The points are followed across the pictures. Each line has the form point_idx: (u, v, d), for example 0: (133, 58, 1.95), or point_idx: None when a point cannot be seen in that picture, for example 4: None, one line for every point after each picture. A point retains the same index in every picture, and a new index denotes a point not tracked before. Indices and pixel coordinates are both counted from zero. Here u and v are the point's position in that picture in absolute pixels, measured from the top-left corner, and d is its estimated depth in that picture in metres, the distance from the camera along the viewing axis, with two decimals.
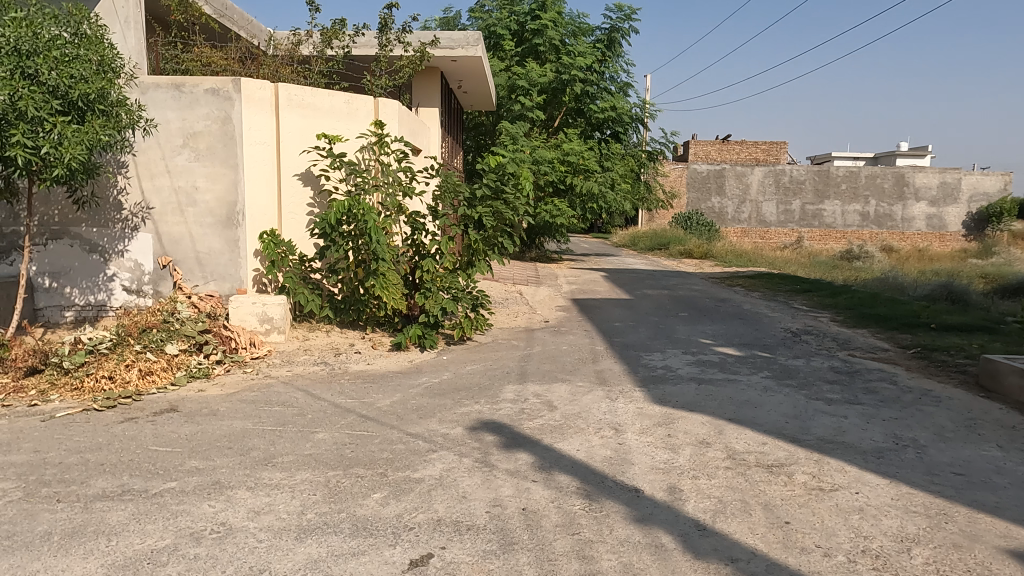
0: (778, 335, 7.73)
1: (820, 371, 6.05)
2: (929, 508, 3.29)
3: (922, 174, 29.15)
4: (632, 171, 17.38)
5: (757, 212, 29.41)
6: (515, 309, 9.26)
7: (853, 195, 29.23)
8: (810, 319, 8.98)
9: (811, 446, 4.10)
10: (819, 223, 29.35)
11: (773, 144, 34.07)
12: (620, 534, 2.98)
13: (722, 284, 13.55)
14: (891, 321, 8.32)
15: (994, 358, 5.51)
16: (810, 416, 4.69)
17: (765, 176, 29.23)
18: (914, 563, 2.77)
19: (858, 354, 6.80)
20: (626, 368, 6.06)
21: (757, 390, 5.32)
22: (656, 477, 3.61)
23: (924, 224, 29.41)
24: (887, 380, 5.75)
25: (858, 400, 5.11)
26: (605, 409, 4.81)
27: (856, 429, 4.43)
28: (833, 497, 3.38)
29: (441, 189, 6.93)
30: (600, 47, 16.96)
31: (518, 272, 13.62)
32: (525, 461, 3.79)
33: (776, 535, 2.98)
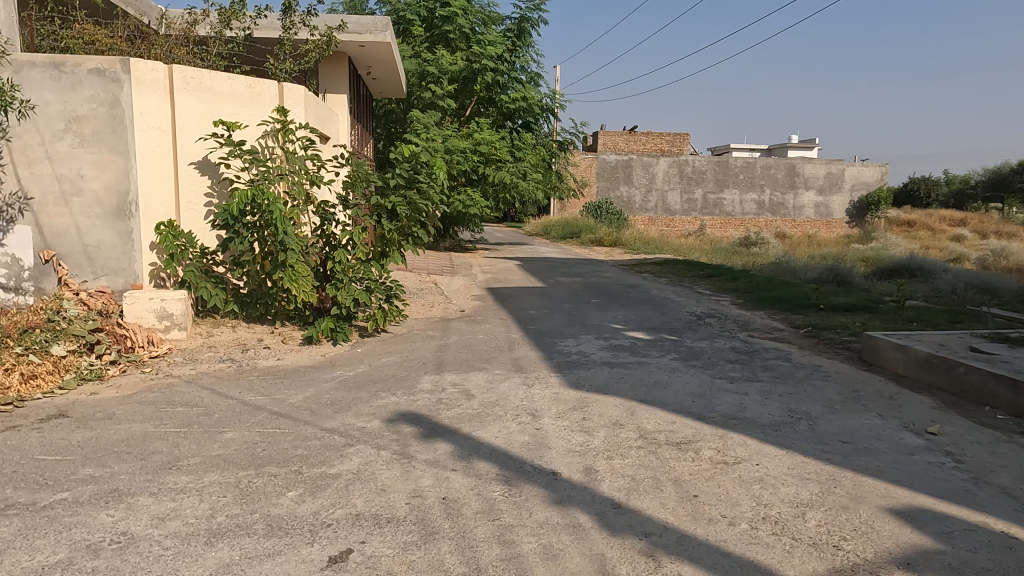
0: (683, 318, 8.11)
1: (723, 351, 6.39)
2: (820, 474, 3.56)
3: (811, 165, 31.28)
4: (543, 160, 17.69)
5: (663, 201, 30.50)
6: (430, 299, 9.20)
7: (751, 185, 30.96)
8: (712, 302, 9.46)
9: (716, 422, 4.33)
10: (720, 212, 30.86)
11: (676, 136, 35.49)
12: (539, 517, 3.04)
13: (632, 270, 14.02)
14: (784, 303, 8.91)
15: (873, 335, 6.02)
16: (713, 394, 4.96)
17: (670, 166, 30.34)
18: (808, 526, 3.00)
19: (757, 334, 7.23)
20: (541, 355, 6.17)
21: (665, 372, 5.57)
22: (573, 459, 3.71)
23: (813, 212, 31.62)
24: (781, 358, 6.15)
25: (756, 377, 5.45)
26: (522, 395, 4.89)
27: (755, 405, 4.72)
28: (736, 469, 3.59)
29: (352, 178, 6.77)
30: (509, 37, 17.04)
31: (432, 262, 13.55)
32: (444, 451, 3.79)
33: (685, 508, 3.14)
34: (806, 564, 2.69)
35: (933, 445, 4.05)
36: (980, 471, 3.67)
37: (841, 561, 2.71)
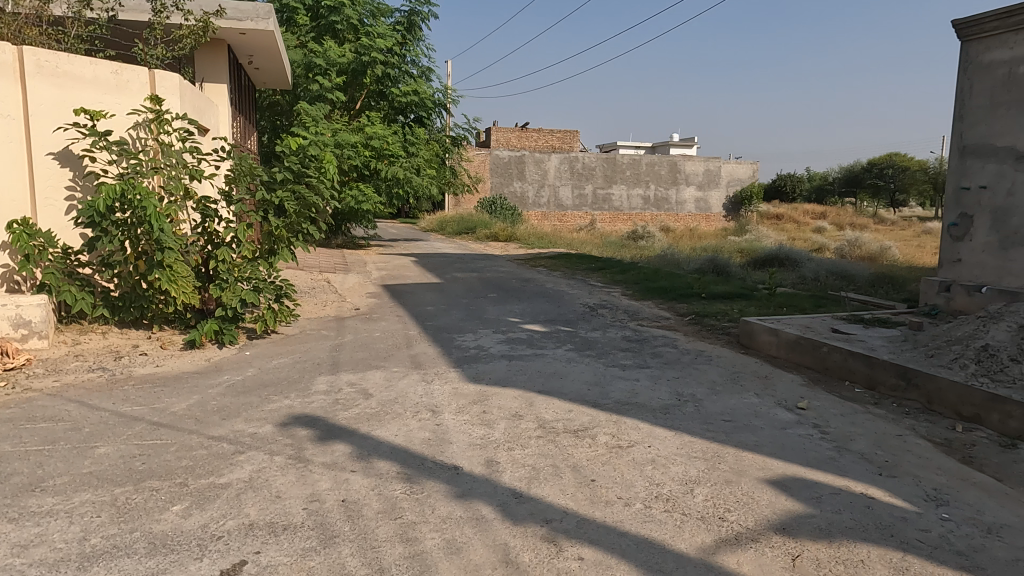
0: (577, 310, 8.35)
1: (615, 340, 6.64)
2: (706, 452, 3.79)
3: (691, 162, 33.11)
4: (436, 155, 17.59)
5: (555, 196, 31.15)
6: (323, 298, 8.92)
7: (637, 180, 32.31)
8: (604, 294, 9.80)
9: (610, 409, 4.51)
10: (609, 207, 31.98)
11: (566, 133, 36.41)
12: (442, 512, 3.04)
13: (527, 265, 14.26)
14: (670, 292, 9.39)
15: (749, 320, 6.48)
16: (607, 382, 5.15)
17: (561, 163, 31.02)
18: (696, 501, 3.18)
19: (646, 323, 7.57)
20: (440, 351, 6.15)
21: (561, 362, 5.72)
22: (474, 453, 3.73)
23: (693, 207, 33.51)
24: (669, 345, 6.48)
25: (646, 364, 5.72)
26: (421, 392, 4.85)
27: (646, 390, 4.95)
28: (630, 452, 3.75)
29: (235, 171, 6.40)
30: (399, 30, 16.74)
31: (324, 260, 13.11)
32: (342, 452, 3.70)
33: (584, 493, 3.24)
34: (696, 536, 2.85)
35: (803, 418, 4.42)
36: (842, 440, 4.05)
37: (726, 531, 2.91)
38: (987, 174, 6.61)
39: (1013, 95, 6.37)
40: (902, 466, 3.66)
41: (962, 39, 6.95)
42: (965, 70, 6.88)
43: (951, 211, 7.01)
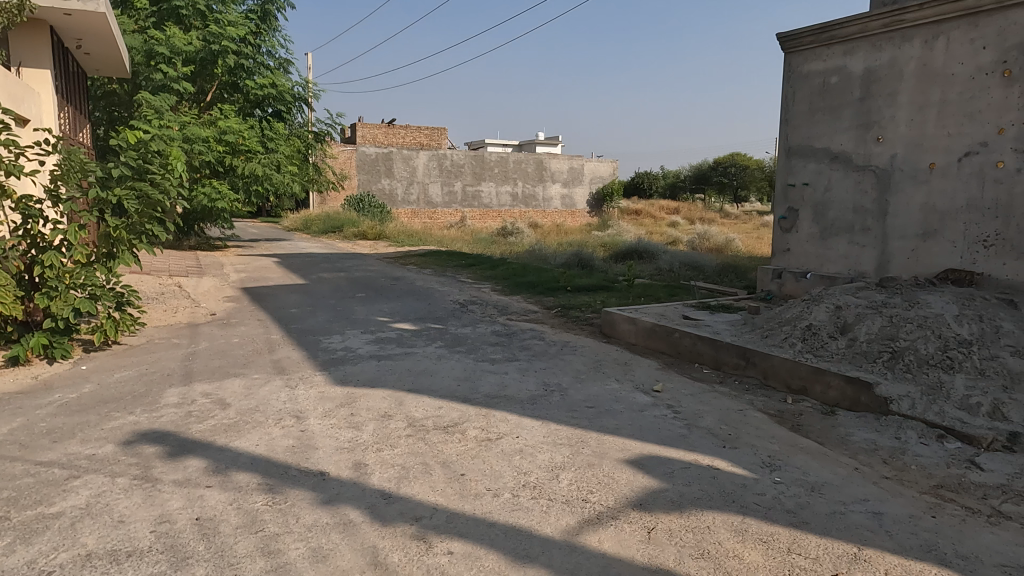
0: (447, 307, 8.37)
1: (484, 336, 6.73)
2: (571, 438, 3.96)
3: (556, 160, 34.17)
4: (298, 152, 16.88)
5: (424, 194, 30.85)
6: (173, 304, 8.27)
7: (505, 178, 32.85)
8: (474, 290, 9.90)
9: (479, 403, 4.57)
10: (479, 204, 32.28)
11: (434, 130, 36.26)
12: (307, 520, 2.94)
13: (397, 263, 14.07)
14: (537, 287, 9.67)
15: (610, 311, 6.83)
16: (477, 377, 5.21)
17: (430, 160, 30.73)
18: (561, 486, 3.31)
19: (515, 317, 7.75)
20: (304, 354, 5.92)
21: (431, 359, 5.71)
22: (341, 456, 3.64)
23: (559, 203, 34.68)
24: (536, 337, 6.67)
25: (515, 357, 5.86)
26: (284, 398, 4.65)
27: (514, 382, 5.07)
28: (498, 444, 3.83)
29: (62, 167, 5.73)
30: (253, 19, 15.84)
31: (174, 263, 12.14)
32: (196, 468, 3.46)
33: (453, 488, 3.27)
34: (561, 520, 2.97)
35: (658, 400, 4.73)
36: (692, 417, 4.38)
37: (589, 512, 3.05)
38: (808, 172, 7.41)
39: (827, 103, 7.18)
40: (742, 438, 4.02)
41: (785, 51, 7.72)
42: (789, 79, 7.65)
43: (780, 206, 7.78)
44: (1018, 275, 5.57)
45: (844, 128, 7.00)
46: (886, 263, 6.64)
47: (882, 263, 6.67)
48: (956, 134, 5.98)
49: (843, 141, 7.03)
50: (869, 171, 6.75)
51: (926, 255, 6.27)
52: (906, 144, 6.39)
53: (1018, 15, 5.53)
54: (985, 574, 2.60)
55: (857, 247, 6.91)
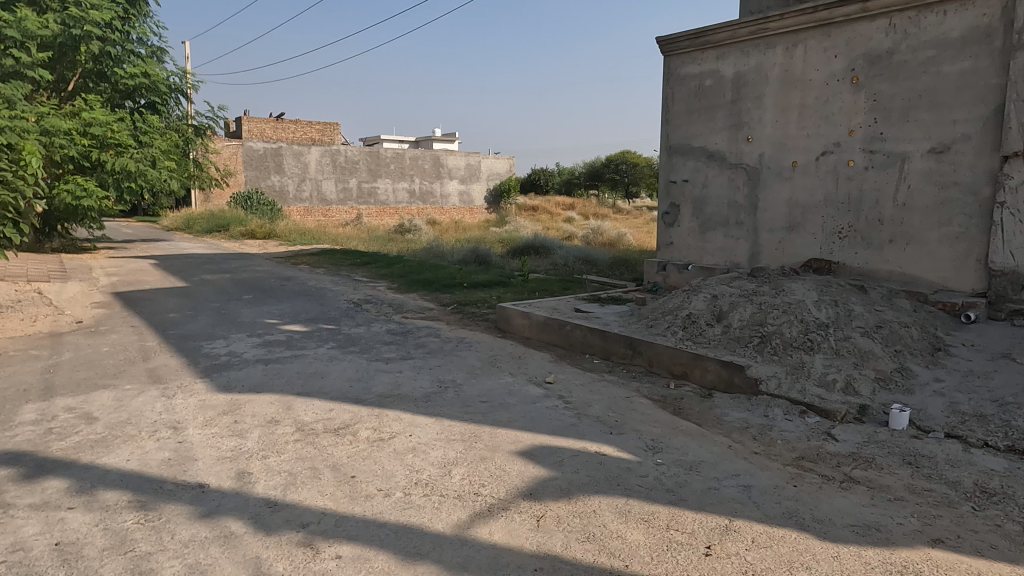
0: (341, 306, 8.16)
1: (378, 335, 6.63)
2: (464, 433, 3.99)
3: (453, 157, 34.04)
4: (176, 146, 15.84)
5: (318, 191, 29.79)
6: (31, 312, 7.54)
7: (401, 174, 32.37)
8: (369, 289, 9.71)
9: (372, 403, 4.50)
10: (375, 201, 31.62)
11: (326, 125, 35.12)
12: (184, 535, 2.78)
13: (288, 262, 13.55)
14: (434, 284, 9.63)
15: (505, 306, 6.93)
16: (370, 377, 5.13)
17: (322, 156, 29.71)
18: (454, 481, 3.33)
19: (410, 315, 7.68)
20: (184, 361, 5.58)
21: (322, 361, 5.56)
22: (223, 466, 3.47)
23: (457, 200, 34.65)
24: (431, 335, 6.65)
25: (409, 355, 5.81)
26: (160, 408, 4.37)
27: (408, 381, 5.03)
28: (390, 444, 3.79)
29: None
30: (120, 3, 14.67)
31: (33, 267, 11.06)
32: (56, 489, 3.19)
33: (343, 490, 3.21)
34: (452, 515, 2.99)
35: (550, 392, 4.86)
36: (582, 407, 4.53)
37: (480, 505, 3.09)
38: (688, 169, 7.83)
39: (703, 104, 7.61)
40: (628, 424, 4.21)
41: (664, 53, 8.09)
42: (668, 80, 8.03)
43: (663, 201, 8.17)
44: (868, 263, 6.17)
45: (719, 128, 7.45)
46: (758, 254, 7.14)
47: (754, 255, 7.17)
48: (814, 135, 6.52)
49: (717, 140, 7.48)
50: (741, 169, 7.23)
51: (791, 247, 6.80)
52: (772, 144, 6.90)
53: (863, 27, 6.10)
54: (837, 535, 2.87)
55: (732, 239, 7.39)
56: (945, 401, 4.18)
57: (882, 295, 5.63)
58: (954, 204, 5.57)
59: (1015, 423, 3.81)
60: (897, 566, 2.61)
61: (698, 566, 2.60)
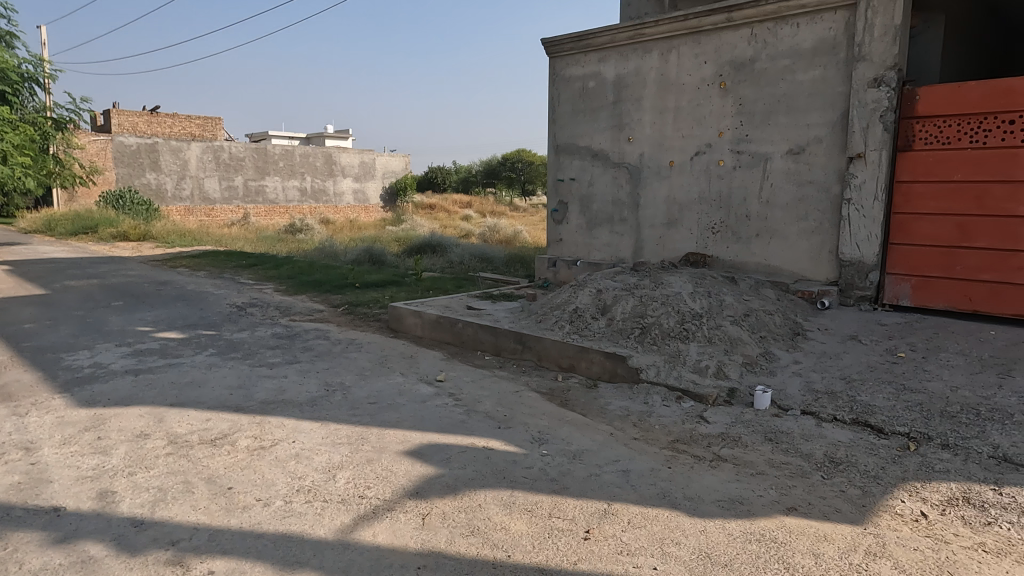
0: (223, 311, 7.76)
1: (263, 339, 6.37)
2: (350, 436, 3.92)
3: (346, 154, 33.12)
4: (32, 140, 14.42)
5: (199, 188, 28.07)
6: None
7: (291, 172, 31.14)
8: (254, 291, 9.29)
9: (253, 410, 4.33)
10: (264, 200, 30.23)
11: (207, 120, 33.14)
12: (35, 565, 2.56)
13: (165, 266, 12.71)
14: (324, 285, 9.36)
15: (397, 305, 6.86)
16: (252, 383, 4.92)
17: (204, 152, 28.03)
18: (338, 485, 3.27)
19: (298, 318, 7.43)
20: (40, 376, 5.11)
21: (200, 369, 5.27)
22: (83, 487, 3.22)
23: (351, 198, 33.84)
24: (320, 337, 6.47)
25: (295, 359, 5.62)
26: (10, 428, 3.98)
27: (294, 386, 4.87)
28: (272, 451, 3.67)
29: None
30: None
31: None
32: None
33: (219, 503, 3.07)
34: (335, 520, 2.94)
35: (441, 390, 4.86)
36: (472, 403, 4.57)
37: (364, 507, 3.05)
38: (575, 168, 8.07)
39: (587, 105, 7.86)
40: (516, 417, 4.30)
41: (550, 54, 8.28)
42: (554, 81, 8.22)
43: (552, 199, 8.37)
44: (738, 256, 6.63)
45: (602, 128, 7.73)
46: (641, 249, 7.48)
47: (637, 250, 7.51)
48: (688, 136, 6.91)
49: (601, 140, 7.75)
50: (624, 168, 7.54)
51: (670, 242, 7.18)
52: (651, 144, 7.24)
53: (728, 36, 6.52)
54: (705, 510, 3.08)
55: (617, 235, 7.69)
56: (802, 381, 4.58)
57: (750, 286, 6.07)
58: (809, 201, 6.08)
59: (859, 398, 4.23)
60: (756, 535, 2.84)
61: (577, 551, 2.70)
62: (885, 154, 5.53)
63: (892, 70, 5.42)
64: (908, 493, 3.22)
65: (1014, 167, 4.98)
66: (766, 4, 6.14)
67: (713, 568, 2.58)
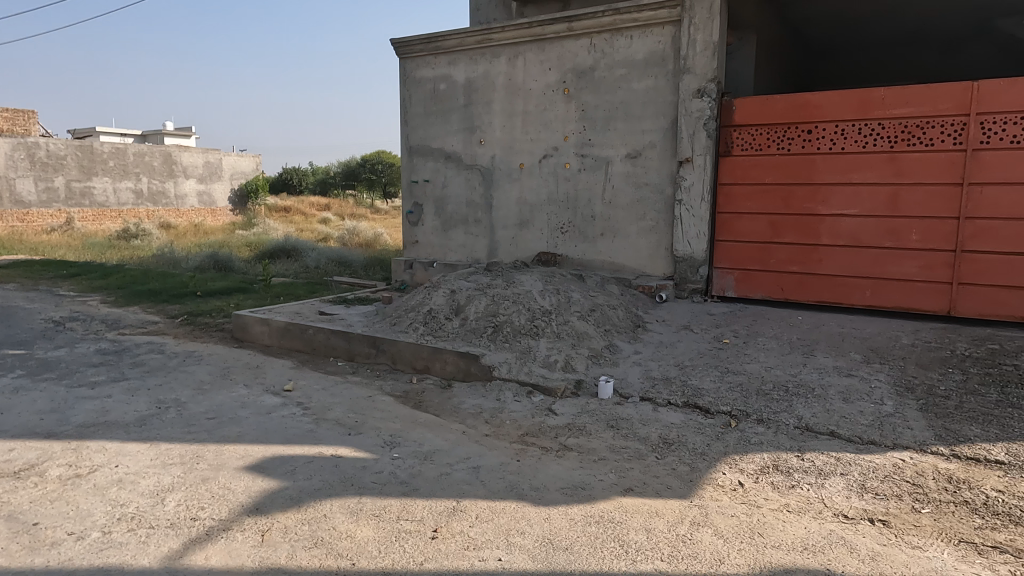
0: (36, 327, 6.91)
1: (85, 356, 5.75)
2: (184, 455, 3.64)
3: (188, 153, 30.71)
4: None
5: (10, 190, 23.94)
6: None
7: (124, 173, 28.09)
8: (76, 304, 8.36)
9: (69, 436, 3.89)
10: (91, 203, 26.90)
11: (17, 113, 29.13)
12: None
13: None
14: (161, 295, 8.63)
15: (242, 313, 6.48)
16: (69, 405, 4.43)
17: (15, 150, 24.08)
18: (167, 509, 3.03)
19: (128, 331, 6.79)
20: None
21: (4, 394, 4.65)
22: None
23: (196, 201, 31.44)
24: (154, 351, 5.96)
25: (123, 377, 5.13)
26: None
27: (119, 405, 4.45)
28: (90, 479, 3.32)
29: None
30: None
31: None
32: None
33: (20, 542, 2.73)
34: (162, 546, 2.72)
35: (288, 400, 4.66)
36: (321, 411, 4.42)
37: (196, 530, 2.85)
38: (428, 170, 8.06)
39: (439, 107, 7.89)
40: (368, 423, 4.22)
41: (399, 55, 8.20)
42: (405, 82, 8.16)
43: (407, 201, 8.30)
44: (585, 255, 6.95)
45: (454, 130, 7.79)
46: (495, 249, 7.62)
47: (492, 250, 7.64)
48: (536, 140, 7.15)
49: (454, 142, 7.81)
50: (476, 170, 7.65)
51: (523, 242, 7.39)
52: (502, 147, 7.41)
53: (570, 45, 6.82)
54: (550, 499, 3.20)
55: (472, 236, 7.79)
56: (641, 369, 4.90)
57: (596, 282, 6.40)
58: (646, 202, 6.52)
59: (690, 382, 4.61)
60: (595, 517, 3.00)
61: (424, 550, 2.71)
62: (709, 159, 6.06)
63: (712, 82, 5.95)
64: (729, 465, 3.56)
65: (813, 171, 5.75)
66: (602, 16, 6.50)
67: (555, 553, 2.69)
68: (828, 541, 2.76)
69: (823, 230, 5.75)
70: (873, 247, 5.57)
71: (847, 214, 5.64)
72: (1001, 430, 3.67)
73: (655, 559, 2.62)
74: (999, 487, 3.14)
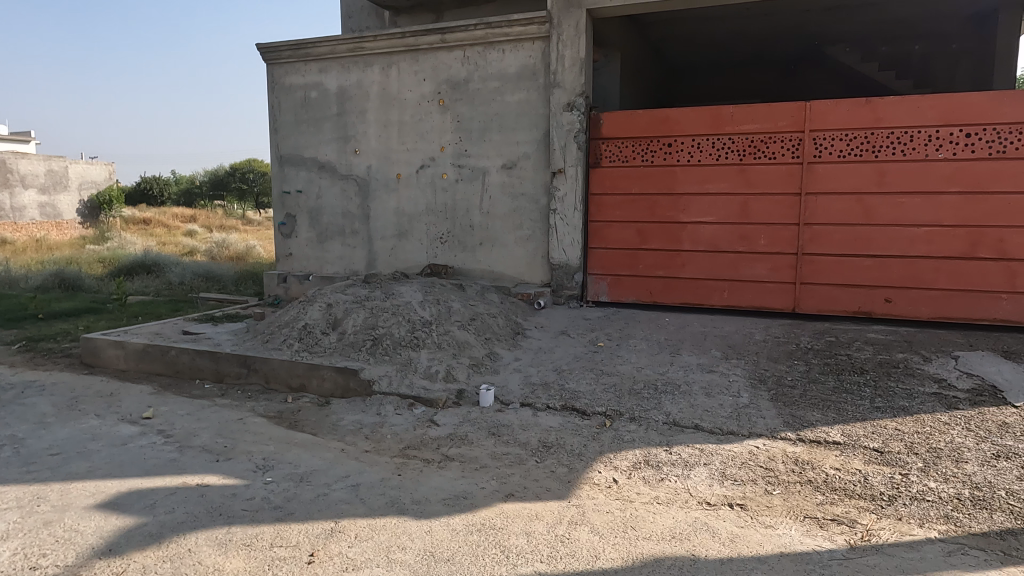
0: None
1: None
2: (21, 498, 3.27)
3: (26, 161, 27.61)
4: None
5: None
6: None
7: None
8: None
9: None
10: None
11: None
12: None
13: None
14: None
15: (91, 336, 5.92)
16: None
17: None
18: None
19: None
20: None
21: None
22: None
23: (37, 213, 28.27)
24: None
25: None
26: None
27: None
28: None
29: None
30: None
31: None
32: None
33: None
34: None
35: (147, 428, 4.31)
36: (185, 438, 4.13)
37: None
38: (301, 180, 7.78)
39: (310, 115, 7.65)
40: (238, 447, 3.99)
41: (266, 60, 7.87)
42: (273, 88, 7.84)
43: (278, 212, 7.96)
44: (465, 264, 6.99)
45: (327, 139, 7.58)
46: (373, 260, 7.49)
47: (370, 261, 7.50)
48: (413, 150, 7.12)
49: (327, 151, 7.59)
50: (352, 180, 7.48)
51: (402, 252, 7.31)
52: (377, 157, 7.31)
53: (443, 56, 6.86)
54: (432, 511, 3.18)
55: (349, 248, 7.60)
56: (521, 375, 5.00)
57: (476, 291, 6.45)
58: (522, 211, 6.67)
59: (567, 386, 4.76)
60: (477, 525, 3.02)
61: None
62: (580, 170, 6.31)
63: (580, 97, 6.21)
64: (604, 464, 3.71)
65: (674, 182, 6.14)
66: (475, 29, 6.59)
67: (436, 565, 2.68)
68: (693, 528, 2.95)
69: (685, 237, 6.16)
70: (728, 252, 6.04)
71: (705, 221, 6.08)
72: (838, 413, 4.10)
73: (535, 562, 2.67)
74: (836, 465, 3.51)
